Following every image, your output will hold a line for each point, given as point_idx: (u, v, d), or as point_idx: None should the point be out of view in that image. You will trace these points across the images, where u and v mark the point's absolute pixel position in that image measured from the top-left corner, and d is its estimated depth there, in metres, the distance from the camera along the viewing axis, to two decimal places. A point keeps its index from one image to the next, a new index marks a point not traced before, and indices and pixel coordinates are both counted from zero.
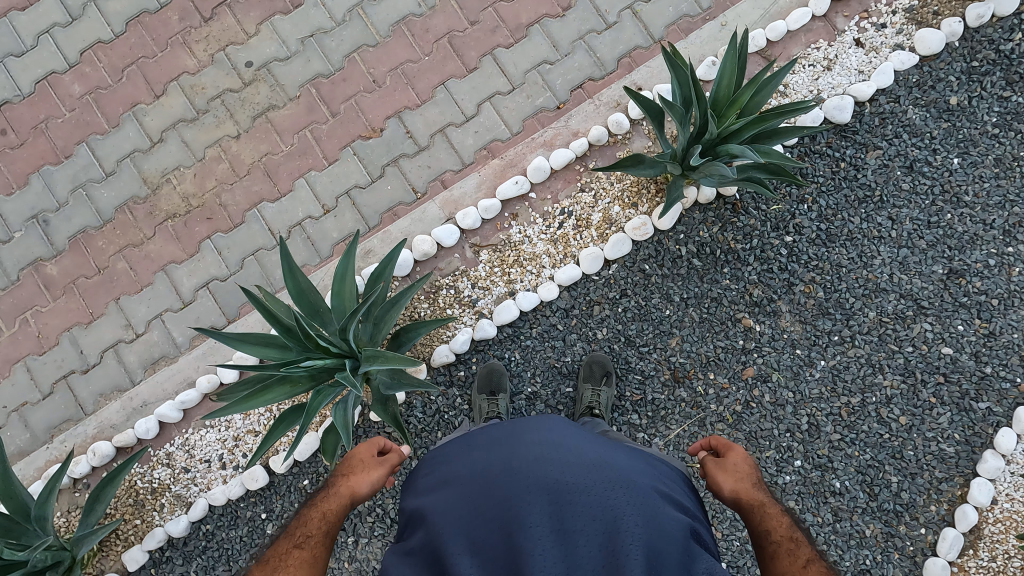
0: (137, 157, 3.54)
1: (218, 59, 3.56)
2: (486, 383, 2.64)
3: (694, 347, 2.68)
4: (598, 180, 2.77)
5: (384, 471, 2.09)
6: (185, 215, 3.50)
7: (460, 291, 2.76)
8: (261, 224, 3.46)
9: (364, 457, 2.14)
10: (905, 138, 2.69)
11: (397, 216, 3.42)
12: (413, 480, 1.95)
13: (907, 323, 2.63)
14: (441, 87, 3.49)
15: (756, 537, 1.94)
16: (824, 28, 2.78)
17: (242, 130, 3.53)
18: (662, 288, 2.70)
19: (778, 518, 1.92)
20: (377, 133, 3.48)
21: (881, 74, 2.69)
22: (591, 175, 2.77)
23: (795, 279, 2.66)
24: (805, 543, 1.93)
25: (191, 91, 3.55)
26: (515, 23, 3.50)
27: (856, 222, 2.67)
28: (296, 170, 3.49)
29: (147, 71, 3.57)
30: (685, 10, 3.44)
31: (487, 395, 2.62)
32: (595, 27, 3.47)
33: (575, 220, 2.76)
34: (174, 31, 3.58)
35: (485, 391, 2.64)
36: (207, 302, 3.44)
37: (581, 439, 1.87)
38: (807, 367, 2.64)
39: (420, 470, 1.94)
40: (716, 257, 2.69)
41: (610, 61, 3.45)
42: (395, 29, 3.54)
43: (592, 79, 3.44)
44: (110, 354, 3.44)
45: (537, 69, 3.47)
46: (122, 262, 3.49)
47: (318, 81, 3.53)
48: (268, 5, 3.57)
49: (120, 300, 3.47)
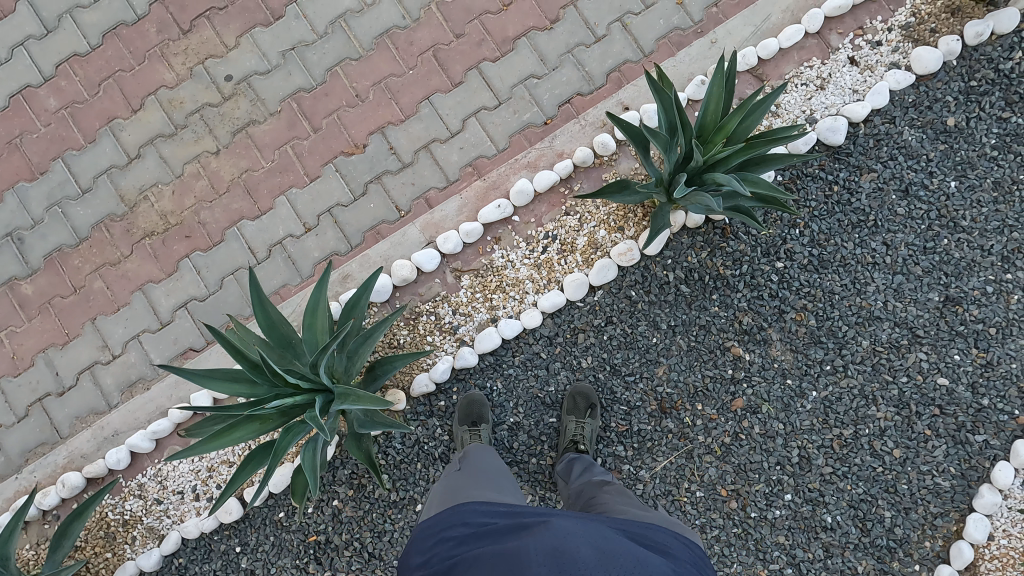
0: (113, 173, 3.45)
1: (197, 73, 3.47)
2: (467, 414, 2.56)
3: (681, 377, 2.59)
4: (584, 202, 2.68)
5: None
6: (163, 233, 3.42)
7: (441, 317, 2.68)
8: (241, 243, 3.38)
9: None
10: (901, 160, 2.60)
11: (380, 235, 3.33)
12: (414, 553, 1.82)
13: (901, 352, 2.54)
14: (426, 102, 3.40)
15: None
16: (818, 45, 2.69)
17: (221, 146, 3.44)
18: (649, 315, 2.61)
19: None
20: (360, 149, 3.40)
21: (876, 93, 2.60)
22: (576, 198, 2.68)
23: (786, 306, 2.58)
24: None
25: (169, 106, 3.46)
26: (502, 36, 3.41)
27: (849, 248, 2.58)
28: (276, 187, 3.40)
29: (123, 85, 3.48)
30: (676, 23, 3.35)
31: (468, 426, 2.54)
32: (583, 40, 3.38)
33: (560, 244, 2.68)
34: (152, 44, 3.48)
35: (466, 423, 2.56)
36: (186, 323, 3.36)
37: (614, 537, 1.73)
38: (798, 398, 2.56)
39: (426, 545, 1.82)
40: (705, 283, 2.61)
41: (599, 76, 3.36)
42: (378, 42, 3.45)
43: (580, 94, 3.35)
44: (86, 376, 3.36)
45: (524, 83, 3.37)
46: (98, 281, 3.41)
47: (299, 96, 3.44)
48: (248, 17, 3.47)
49: (96, 320, 3.39)
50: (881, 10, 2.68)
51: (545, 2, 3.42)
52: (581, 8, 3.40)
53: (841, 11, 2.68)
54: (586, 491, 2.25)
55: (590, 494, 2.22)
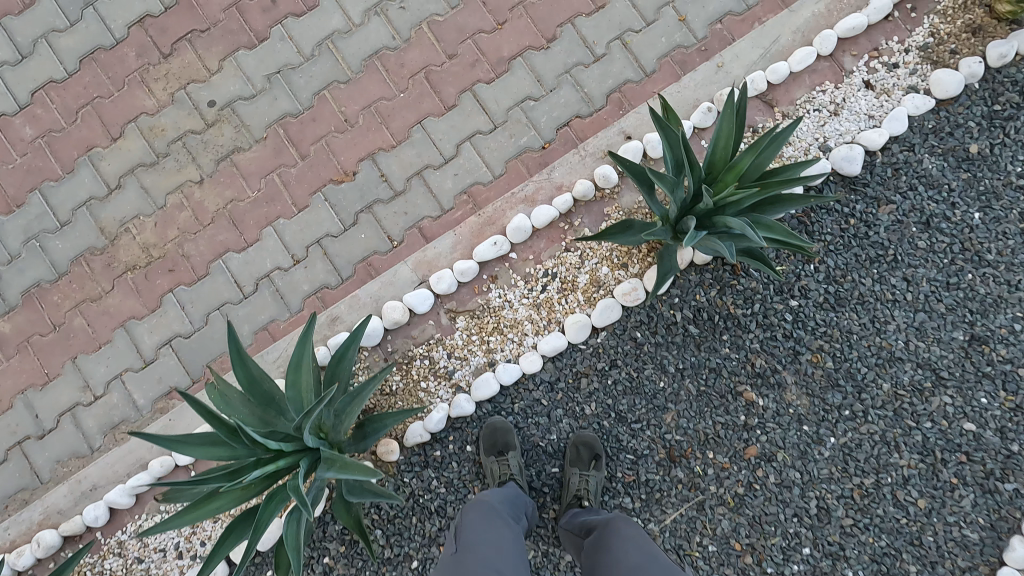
0: (93, 205, 3.30)
1: (179, 98, 3.32)
2: (492, 443, 2.43)
3: (691, 424, 2.45)
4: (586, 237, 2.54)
5: None
6: (145, 267, 3.27)
7: (435, 361, 2.53)
8: (226, 277, 3.23)
9: None
10: (921, 190, 2.44)
11: (373, 267, 3.18)
12: None
13: (924, 396, 2.40)
14: (418, 126, 3.25)
15: None
16: (830, 68, 2.55)
17: (205, 175, 3.29)
18: (656, 358, 2.47)
19: None
20: (349, 177, 3.25)
21: (894, 119, 2.45)
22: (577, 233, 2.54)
23: (801, 347, 2.43)
24: None
25: (150, 133, 3.31)
26: (497, 56, 3.26)
27: (868, 284, 2.43)
28: (263, 218, 3.26)
29: (102, 112, 3.33)
30: (678, 41, 3.21)
31: (495, 457, 2.40)
32: (582, 60, 3.24)
33: (560, 282, 2.53)
34: (131, 69, 3.34)
35: (492, 452, 2.42)
36: (171, 361, 3.22)
37: None
38: (815, 445, 2.41)
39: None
40: (714, 323, 2.46)
41: (599, 97, 3.21)
42: (367, 65, 3.30)
43: (579, 116, 3.21)
44: (67, 418, 3.21)
45: (520, 106, 3.23)
46: (79, 318, 3.27)
47: (285, 121, 3.29)
48: (231, 40, 3.33)
49: (77, 359, 3.24)
50: (898, 30, 2.55)
51: (541, 21, 3.27)
52: (579, 26, 3.26)
53: (855, 32, 2.55)
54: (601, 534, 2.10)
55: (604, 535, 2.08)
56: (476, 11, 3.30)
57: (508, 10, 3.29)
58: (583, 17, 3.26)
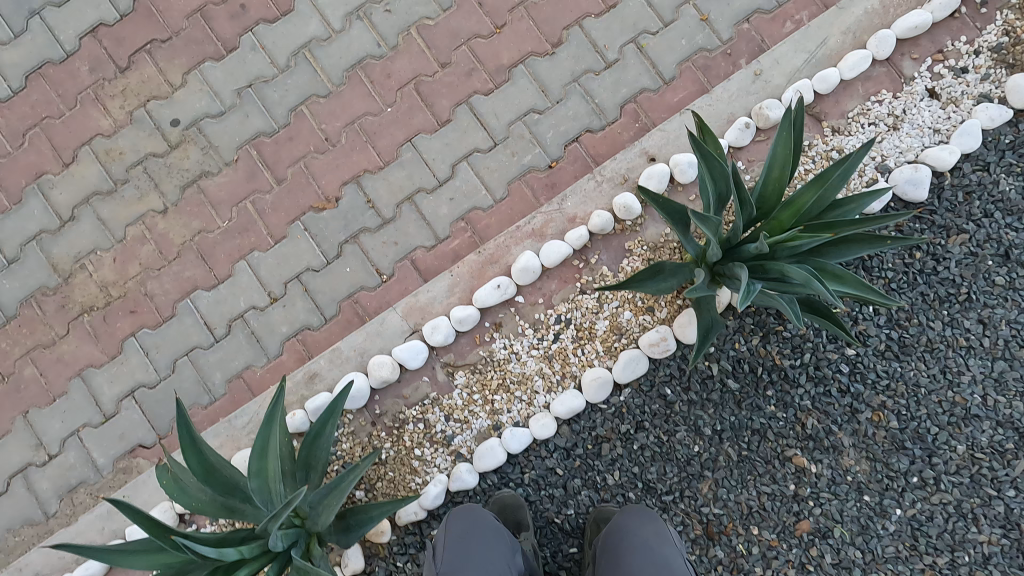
0: (43, 239, 2.94)
1: (138, 118, 2.95)
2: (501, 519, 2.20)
3: (732, 495, 2.19)
4: (603, 278, 2.31)
5: None
6: (103, 308, 2.91)
7: (431, 426, 2.27)
8: (195, 318, 2.87)
9: None
10: (997, 218, 2.28)
11: (359, 305, 2.82)
12: None
13: (1006, 459, 2.16)
14: (408, 145, 2.89)
15: None
16: (887, 74, 2.42)
17: (169, 204, 2.93)
18: (688, 419, 2.22)
19: None
20: (332, 204, 2.88)
21: (966, 134, 2.30)
22: (593, 273, 2.30)
23: (861, 404, 2.20)
24: None
25: (107, 157, 2.95)
26: (495, 64, 2.90)
27: (937, 329, 2.22)
28: (235, 251, 2.89)
29: (52, 135, 2.96)
30: (700, 43, 2.85)
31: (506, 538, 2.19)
32: (591, 66, 2.87)
33: (575, 330, 2.28)
34: (84, 85, 2.96)
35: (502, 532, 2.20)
36: (134, 414, 2.85)
37: None
38: (879, 518, 2.16)
39: None
40: (758, 377, 2.22)
41: (611, 109, 2.85)
42: (350, 76, 2.93)
43: (590, 131, 2.84)
44: (18, 482, 2.85)
45: (523, 120, 2.87)
46: (29, 368, 2.90)
47: (259, 141, 2.93)
48: (196, 50, 2.96)
49: (28, 414, 2.88)
50: (966, 29, 2.43)
51: (545, 23, 2.91)
52: (587, 28, 2.89)
53: (918, 33, 2.43)
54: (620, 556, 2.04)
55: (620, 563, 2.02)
56: (471, 13, 2.93)
57: (508, 12, 2.92)
58: (592, 18, 2.90)
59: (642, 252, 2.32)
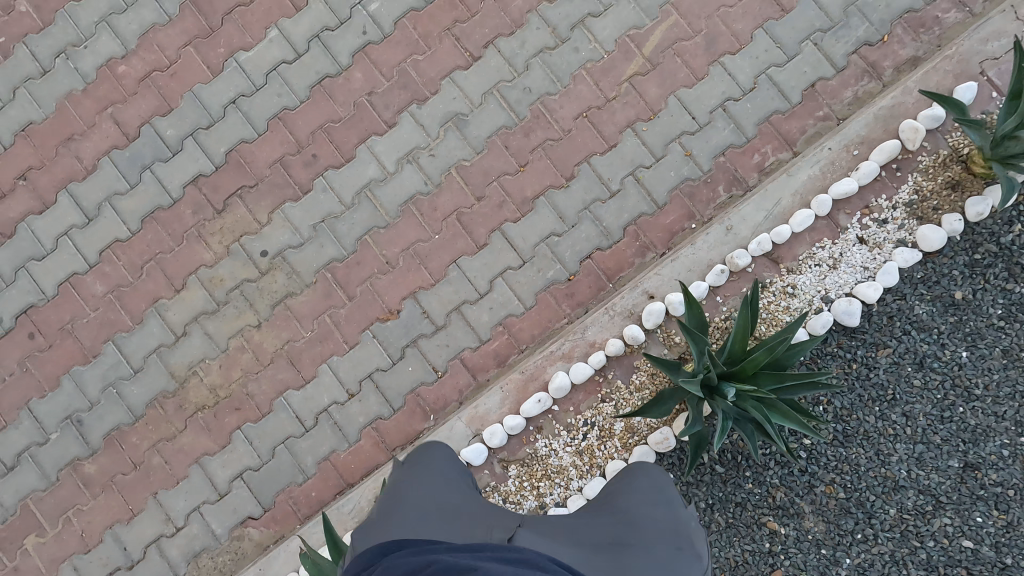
0: (162, 352, 3.63)
1: (233, 250, 3.64)
2: None
3: (722, 553, 2.88)
4: (617, 390, 3.28)
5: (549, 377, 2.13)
6: (214, 406, 3.60)
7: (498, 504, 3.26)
8: (289, 412, 3.56)
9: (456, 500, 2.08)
10: (914, 334, 3.00)
11: (421, 397, 3.52)
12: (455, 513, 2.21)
13: (927, 518, 2.87)
14: (453, 265, 3.57)
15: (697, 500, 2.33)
16: (828, 225, 3.20)
17: (262, 319, 3.62)
18: (688, 496, 2.91)
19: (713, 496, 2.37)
20: (394, 315, 3.57)
21: (887, 273, 3.03)
22: (609, 387, 3.28)
23: (816, 480, 2.89)
24: None
25: (210, 283, 3.64)
26: (521, 196, 3.58)
27: (871, 421, 2.93)
28: (318, 356, 3.58)
29: (166, 266, 3.65)
30: (686, 174, 3.52)
31: None
32: (599, 195, 3.55)
33: (598, 430, 3.25)
34: (188, 224, 3.66)
35: None
36: (243, 492, 3.55)
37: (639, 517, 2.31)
38: (833, 566, 2.85)
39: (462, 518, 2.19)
40: (737, 461, 2.91)
41: (617, 230, 3.53)
42: (404, 210, 3.61)
43: (600, 249, 3.53)
44: (153, 549, 3.55)
45: (546, 241, 3.55)
46: (156, 457, 3.60)
47: (333, 266, 3.61)
48: (278, 193, 3.65)
49: (158, 494, 3.58)
50: (885, 189, 3.18)
51: (560, 160, 3.58)
52: (594, 164, 3.57)
53: (849, 194, 3.20)
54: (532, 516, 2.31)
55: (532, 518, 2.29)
56: (500, 154, 3.60)
57: (529, 152, 3.59)
58: (598, 155, 3.57)
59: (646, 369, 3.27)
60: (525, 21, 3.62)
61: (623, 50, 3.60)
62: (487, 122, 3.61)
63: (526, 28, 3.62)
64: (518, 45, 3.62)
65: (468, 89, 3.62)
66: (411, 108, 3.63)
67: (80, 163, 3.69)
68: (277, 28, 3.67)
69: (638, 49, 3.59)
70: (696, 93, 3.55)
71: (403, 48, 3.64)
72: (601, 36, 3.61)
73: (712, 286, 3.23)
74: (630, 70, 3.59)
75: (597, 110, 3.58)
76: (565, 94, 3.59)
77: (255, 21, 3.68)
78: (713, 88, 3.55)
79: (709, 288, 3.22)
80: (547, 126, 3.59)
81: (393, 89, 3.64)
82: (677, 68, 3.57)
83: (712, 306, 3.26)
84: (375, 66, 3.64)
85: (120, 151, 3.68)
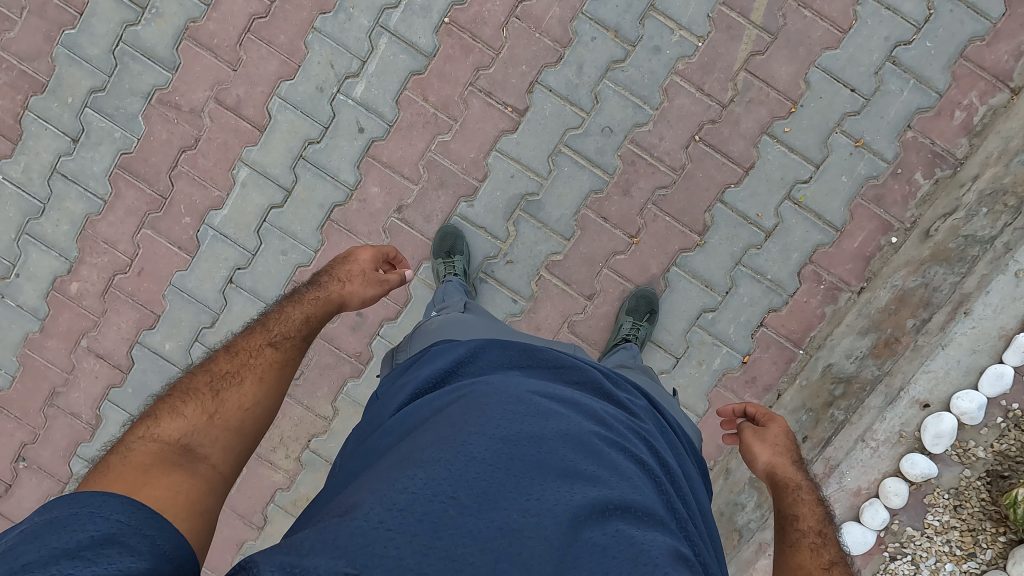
0: None
1: (307, 459, 2.81)
2: None
3: None
4: (933, 513, 2.40)
5: (194, 476, 1.31)
6: None
7: None
8: None
9: (222, 439, 1.43)
10: None
11: None
12: (450, 329, 1.99)
13: None
14: None
15: (781, 515, 1.64)
16: None
17: None
18: None
19: (200, 393, 1.47)
20: None
21: None
22: (926, 508, 2.41)
23: None
24: (186, 459, 1.34)
25: (296, 507, 2.83)
26: (647, 276, 2.57)
27: None
28: None
29: (235, 505, 2.83)
30: (866, 172, 2.46)
31: None
32: (751, 241, 2.52)
33: (917, 568, 2.42)
34: None
35: None
36: None
37: (654, 383, 2.13)
38: None
39: (461, 330, 1.97)
40: None
41: (790, 280, 2.52)
42: None
43: (775, 309, 2.54)
44: None
45: (698, 323, 2.56)
46: None
47: None
48: (333, 373, 2.75)
49: None
50: None
51: (684, 210, 2.54)
52: (730, 201, 2.52)
53: None
54: (442, 316, 2.13)
55: (446, 318, 2.09)
56: (599, 231, 2.57)
57: (638, 214, 2.56)
58: (733, 188, 2.51)
59: (946, 500, 2.40)
60: (573, 34, 2.51)
61: (725, 26, 2.47)
62: (569, 193, 2.56)
63: (577, 44, 2.51)
64: (574, 72, 2.52)
65: (526, 158, 2.56)
66: (459, 210, 2.60)
67: (79, 420, 2.76)
68: (245, 164, 2.62)
69: (745, 18, 2.46)
70: (847, 52, 2.43)
71: (421, 132, 2.58)
72: (685, 18, 2.47)
73: (1015, 368, 2.35)
74: (742, 52, 2.47)
75: (712, 126, 2.50)
76: (662, 119, 2.51)
77: (213, 166, 2.63)
78: (871, 38, 2.42)
79: (1013, 372, 2.34)
80: (651, 171, 2.54)
81: (427, 193, 2.60)
82: (809, 25, 2.44)
83: (1021, 392, 2.36)
84: (392, 170, 2.60)
85: (120, 389, 2.74)
